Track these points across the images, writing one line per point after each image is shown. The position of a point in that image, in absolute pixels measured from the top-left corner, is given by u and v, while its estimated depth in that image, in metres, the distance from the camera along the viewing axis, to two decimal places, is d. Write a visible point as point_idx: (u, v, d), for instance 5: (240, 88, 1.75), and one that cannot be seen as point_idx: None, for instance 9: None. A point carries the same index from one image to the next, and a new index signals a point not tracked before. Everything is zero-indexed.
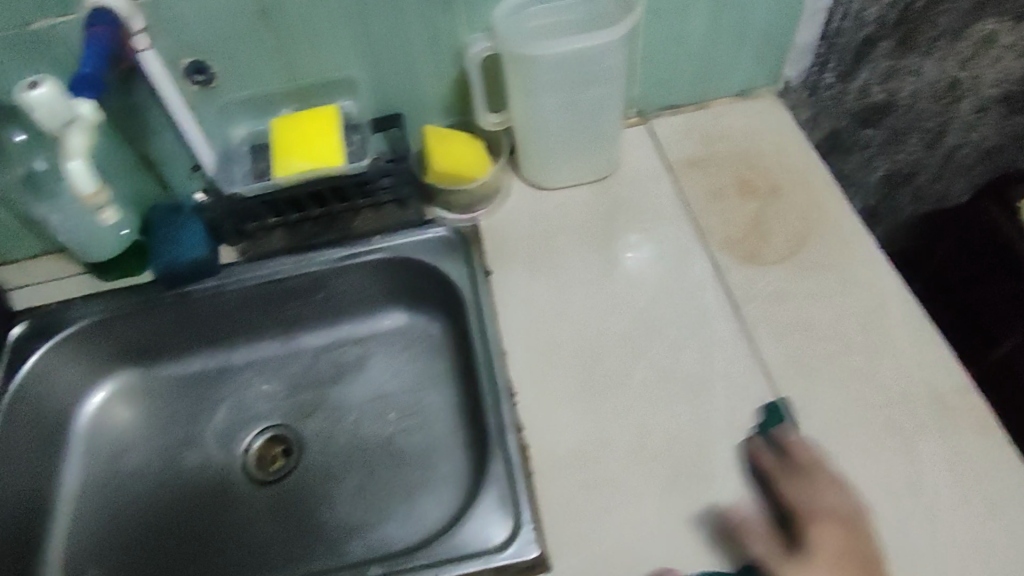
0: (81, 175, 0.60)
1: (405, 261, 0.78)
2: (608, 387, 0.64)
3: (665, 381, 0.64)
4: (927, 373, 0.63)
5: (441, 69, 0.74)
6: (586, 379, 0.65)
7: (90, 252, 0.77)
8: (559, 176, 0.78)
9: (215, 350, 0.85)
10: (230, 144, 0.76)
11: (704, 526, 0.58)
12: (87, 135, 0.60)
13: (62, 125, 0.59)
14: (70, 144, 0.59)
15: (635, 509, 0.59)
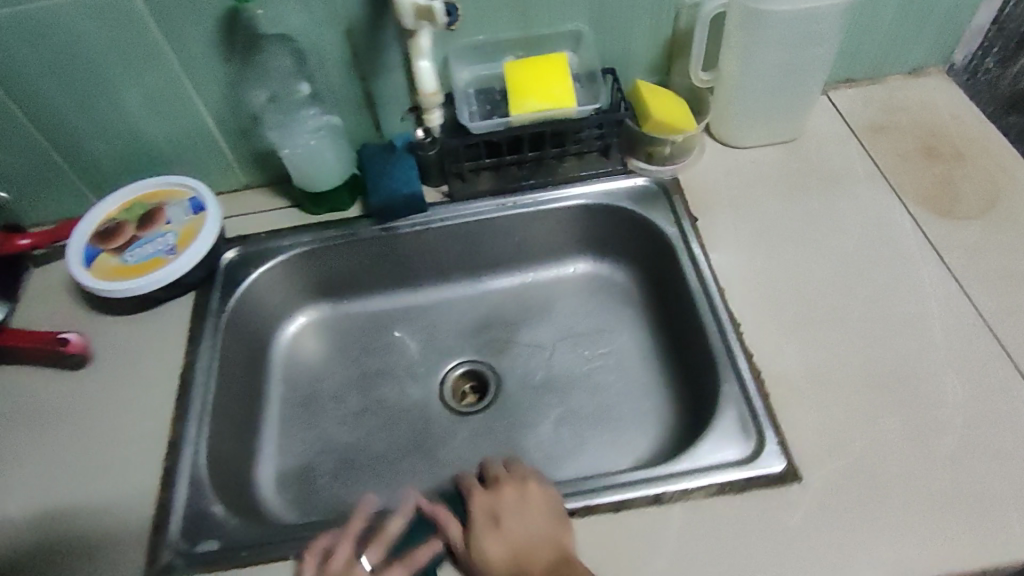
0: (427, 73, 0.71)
1: (604, 207, 0.83)
2: (829, 321, 0.70)
3: (882, 318, 0.69)
4: None
5: (657, 29, 0.79)
6: (806, 316, 0.70)
7: (311, 180, 0.82)
8: (753, 134, 0.82)
9: (405, 288, 0.91)
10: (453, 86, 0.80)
11: (948, 446, 0.61)
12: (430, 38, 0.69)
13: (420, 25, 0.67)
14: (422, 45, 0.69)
15: (876, 429, 0.62)
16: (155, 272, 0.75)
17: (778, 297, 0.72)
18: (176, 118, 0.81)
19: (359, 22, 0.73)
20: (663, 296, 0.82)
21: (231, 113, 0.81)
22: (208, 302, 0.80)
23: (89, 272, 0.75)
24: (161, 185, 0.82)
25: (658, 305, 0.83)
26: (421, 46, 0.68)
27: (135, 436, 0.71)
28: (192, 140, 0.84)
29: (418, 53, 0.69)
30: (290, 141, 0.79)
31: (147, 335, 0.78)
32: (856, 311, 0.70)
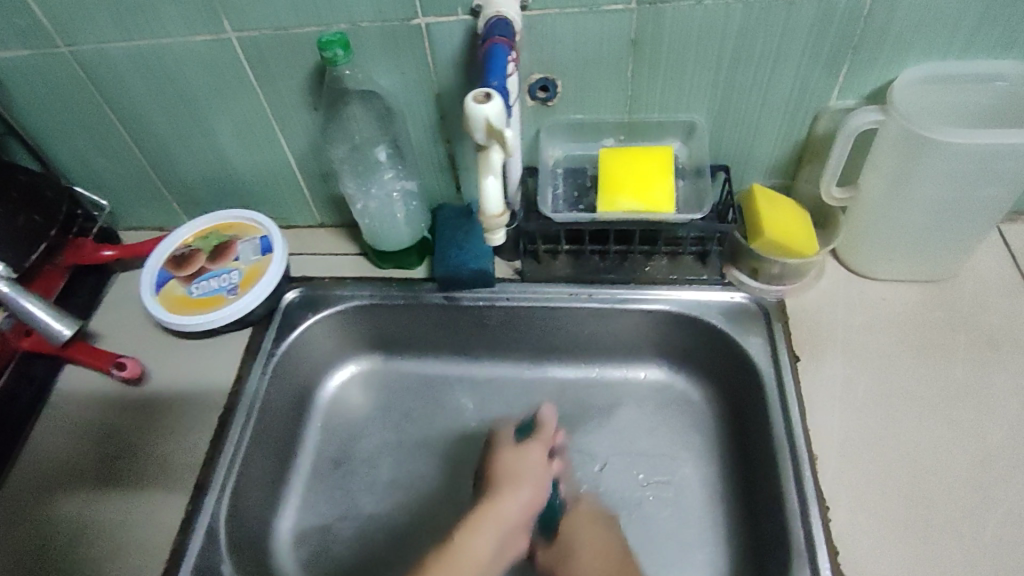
0: (492, 189, 0.61)
1: (691, 319, 0.72)
2: (939, 526, 0.57)
3: (1014, 545, 0.55)
4: None
5: (789, 130, 0.67)
6: (917, 516, 0.57)
7: (381, 237, 0.78)
8: (893, 267, 0.69)
9: (462, 357, 0.85)
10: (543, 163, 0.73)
11: None
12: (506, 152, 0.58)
13: (491, 140, 0.55)
14: (493, 161, 0.58)
15: None
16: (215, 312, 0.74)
17: (890, 478, 0.59)
18: (263, 156, 0.80)
19: (452, 86, 0.68)
20: (744, 436, 0.71)
21: (316, 158, 0.78)
22: (261, 342, 0.78)
23: (156, 300, 0.76)
24: (234, 217, 0.81)
25: (736, 445, 0.72)
26: (491, 162, 0.58)
27: (171, 471, 0.72)
28: (276, 177, 0.83)
29: (487, 170, 0.59)
30: (364, 196, 0.74)
31: (201, 369, 0.79)
32: (987, 523, 0.56)
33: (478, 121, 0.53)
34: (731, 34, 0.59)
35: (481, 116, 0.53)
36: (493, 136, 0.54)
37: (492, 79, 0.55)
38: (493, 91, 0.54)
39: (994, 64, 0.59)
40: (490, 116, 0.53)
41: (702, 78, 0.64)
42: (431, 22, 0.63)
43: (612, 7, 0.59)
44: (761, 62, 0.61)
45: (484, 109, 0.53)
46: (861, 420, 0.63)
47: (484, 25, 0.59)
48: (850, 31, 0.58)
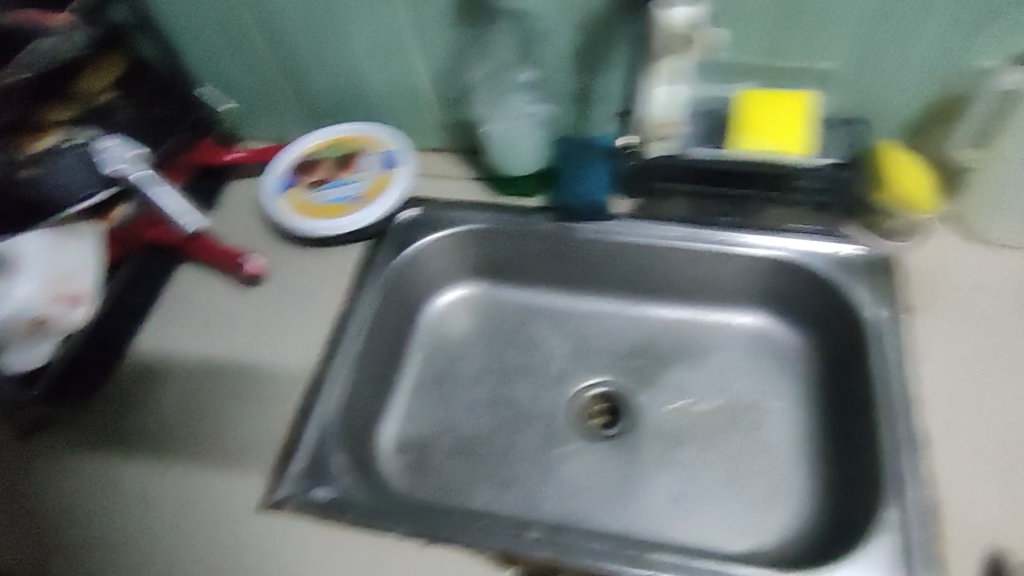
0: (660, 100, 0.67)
1: (803, 268, 0.75)
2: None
3: None
4: None
5: (921, 85, 0.69)
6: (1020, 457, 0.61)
7: (506, 162, 0.81)
8: (1008, 232, 0.72)
9: (563, 290, 0.88)
10: None
11: None
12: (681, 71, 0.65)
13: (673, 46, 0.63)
14: (667, 70, 0.64)
15: None
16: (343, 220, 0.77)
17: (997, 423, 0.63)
18: (395, 71, 0.82)
19: (600, 14, 0.70)
20: (843, 381, 0.74)
21: (447, 78, 0.81)
22: (377, 255, 0.81)
23: (282, 201, 0.78)
24: (355, 131, 0.83)
25: (833, 391, 0.75)
26: (665, 70, 0.64)
27: (280, 376, 0.73)
28: (400, 96, 0.85)
29: (657, 80, 0.66)
30: (494, 119, 0.78)
31: (293, 331, 0.76)
32: None
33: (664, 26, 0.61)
34: None
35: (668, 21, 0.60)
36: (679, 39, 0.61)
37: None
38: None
39: None
40: (686, 19, 0.60)
41: (851, 26, 0.66)
42: None
43: None
44: (913, 12, 0.63)
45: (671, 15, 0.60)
46: (967, 368, 0.66)
47: None
48: None
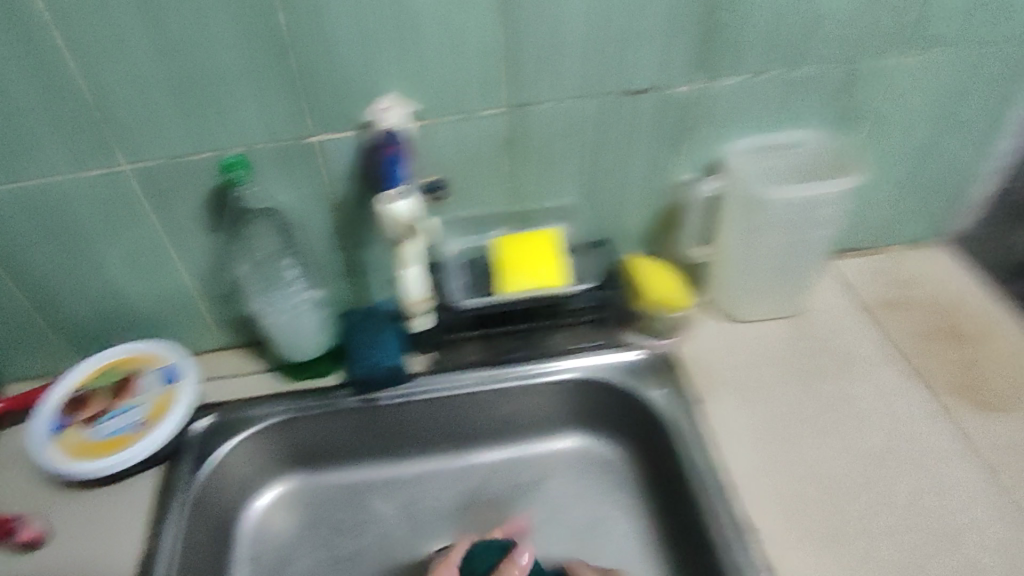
0: (415, 280, 0.72)
1: (599, 384, 0.79)
2: (866, 563, 0.59)
3: (918, 530, 0.61)
4: None
5: (651, 202, 0.78)
6: (837, 552, 0.60)
7: (289, 349, 0.79)
8: (759, 308, 0.79)
9: (386, 458, 0.86)
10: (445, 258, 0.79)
11: None
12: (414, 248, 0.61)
13: (410, 234, 0.69)
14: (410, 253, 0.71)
15: None
16: (151, 433, 0.72)
17: (805, 522, 0.62)
18: (160, 282, 0.79)
19: (346, 194, 0.73)
20: (667, 488, 0.75)
21: (215, 278, 0.79)
22: (173, 478, 0.74)
23: (53, 447, 0.72)
24: (112, 356, 0.80)
25: (659, 494, 0.77)
26: (408, 253, 0.71)
27: None
28: (174, 304, 0.82)
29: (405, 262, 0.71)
30: (273, 308, 0.76)
31: None
32: (893, 528, 0.61)
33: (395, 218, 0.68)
34: (590, 121, 0.70)
35: (398, 212, 0.68)
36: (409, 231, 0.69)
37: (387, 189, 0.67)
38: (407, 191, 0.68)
39: (795, 131, 0.73)
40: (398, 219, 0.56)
41: (570, 164, 0.74)
42: (323, 140, 0.69)
43: (488, 111, 0.68)
44: (617, 145, 0.73)
45: (399, 206, 0.68)
46: (771, 472, 0.66)
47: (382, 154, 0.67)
48: (685, 114, 0.70)
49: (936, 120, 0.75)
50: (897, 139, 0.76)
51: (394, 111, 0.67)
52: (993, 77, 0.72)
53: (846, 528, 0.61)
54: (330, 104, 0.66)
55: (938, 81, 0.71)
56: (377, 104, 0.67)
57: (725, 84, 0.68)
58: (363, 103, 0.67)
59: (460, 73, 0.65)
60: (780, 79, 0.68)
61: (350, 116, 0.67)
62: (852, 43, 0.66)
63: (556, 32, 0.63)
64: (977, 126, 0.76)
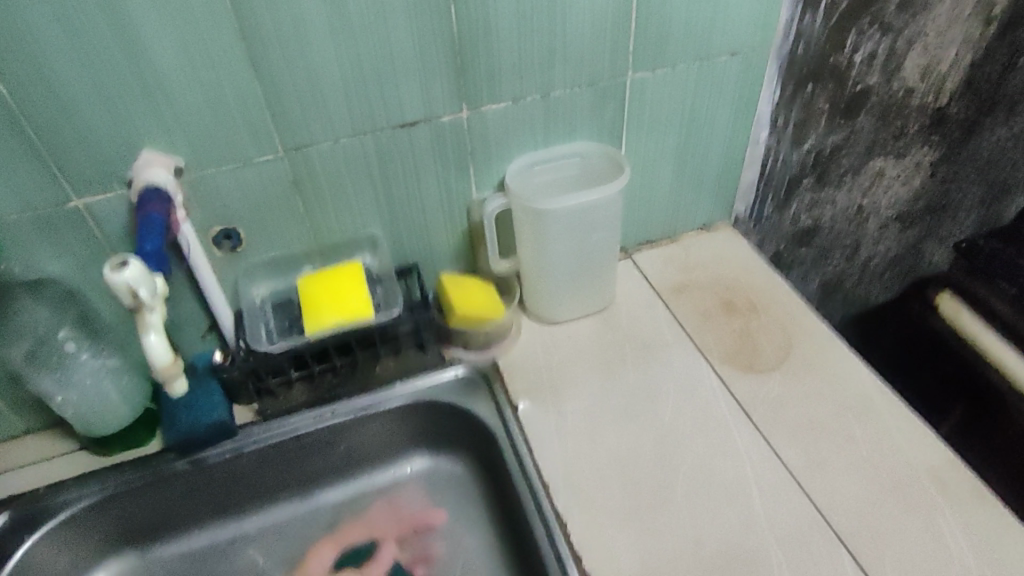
0: (158, 347, 0.59)
1: (428, 405, 0.80)
2: (657, 527, 0.65)
3: (711, 492, 0.67)
4: (937, 454, 0.68)
5: (453, 225, 0.81)
6: (640, 525, 0.66)
7: (92, 425, 0.74)
8: (567, 310, 0.84)
9: (226, 517, 0.82)
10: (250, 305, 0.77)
11: None
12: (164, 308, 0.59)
13: (143, 304, 0.56)
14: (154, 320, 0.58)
15: None
16: None
17: (606, 500, 0.68)
18: None
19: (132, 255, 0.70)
20: (503, 494, 0.78)
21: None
22: None
23: None
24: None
25: (499, 502, 0.79)
26: (149, 321, 0.58)
27: None
28: None
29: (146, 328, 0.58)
30: (63, 387, 0.71)
31: None
32: (681, 491, 0.68)
33: (120, 288, 0.54)
34: (372, 154, 0.72)
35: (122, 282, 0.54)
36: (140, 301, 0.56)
37: (143, 244, 0.60)
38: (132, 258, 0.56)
39: (571, 144, 0.79)
40: (130, 281, 0.54)
41: (365, 198, 0.75)
42: (90, 203, 0.66)
43: (265, 157, 0.68)
44: (405, 175, 0.75)
45: (123, 275, 0.54)
46: (581, 464, 0.71)
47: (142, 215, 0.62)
48: (462, 140, 0.74)
49: (691, 120, 0.83)
50: (662, 141, 0.84)
51: (157, 167, 0.64)
52: (729, 79, 0.82)
53: (650, 504, 0.67)
54: (91, 167, 0.64)
55: (683, 88, 0.80)
56: (138, 161, 0.64)
57: (491, 108, 0.73)
58: (127, 162, 0.65)
59: (226, 124, 0.65)
60: (541, 99, 0.74)
61: (116, 177, 0.65)
62: (596, 61, 0.73)
63: (313, 76, 0.65)
64: (727, 122, 0.86)
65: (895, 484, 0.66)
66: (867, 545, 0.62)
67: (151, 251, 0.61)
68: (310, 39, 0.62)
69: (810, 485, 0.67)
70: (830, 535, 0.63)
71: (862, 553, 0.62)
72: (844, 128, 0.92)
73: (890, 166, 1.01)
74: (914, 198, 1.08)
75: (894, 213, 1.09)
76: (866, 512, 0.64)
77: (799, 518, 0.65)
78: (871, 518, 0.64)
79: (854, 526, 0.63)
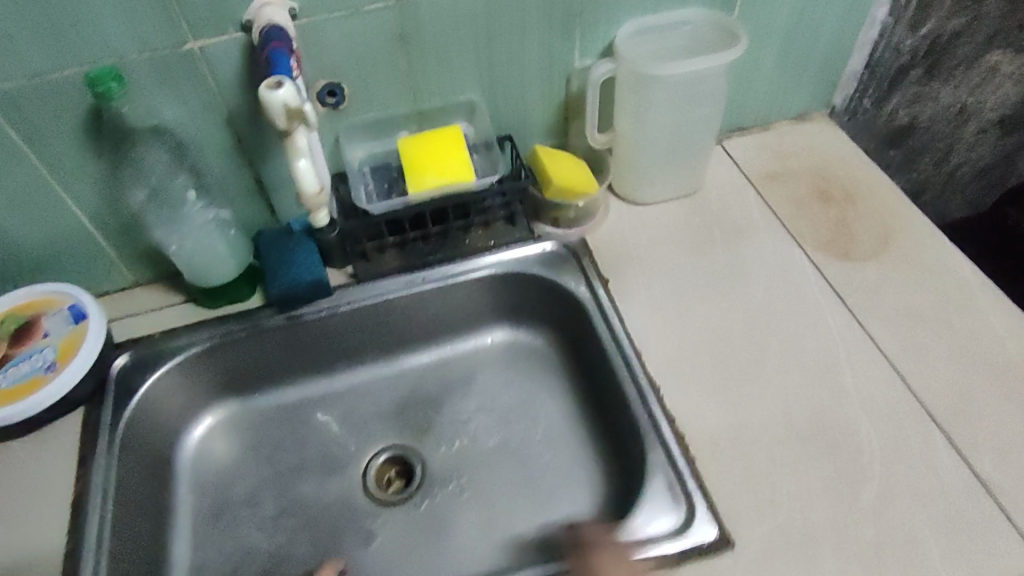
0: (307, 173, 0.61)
1: (515, 276, 0.82)
2: (745, 395, 0.68)
3: (802, 371, 0.69)
4: None
5: (550, 95, 0.79)
6: (729, 394, 0.68)
7: (201, 275, 0.78)
8: (656, 191, 0.83)
9: (318, 372, 0.87)
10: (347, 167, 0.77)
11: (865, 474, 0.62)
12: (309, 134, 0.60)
13: (294, 124, 0.57)
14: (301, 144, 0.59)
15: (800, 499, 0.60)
16: (60, 375, 0.72)
17: (697, 370, 0.70)
18: (47, 222, 0.74)
19: (240, 106, 0.71)
20: (585, 364, 0.81)
21: (110, 211, 0.75)
22: (98, 416, 0.74)
23: None
24: (6, 305, 0.78)
25: (580, 371, 0.82)
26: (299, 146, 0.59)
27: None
28: (69, 245, 0.78)
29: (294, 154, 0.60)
30: (178, 234, 0.74)
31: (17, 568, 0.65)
32: (771, 366, 0.70)
33: (276, 106, 0.55)
34: (479, 15, 0.70)
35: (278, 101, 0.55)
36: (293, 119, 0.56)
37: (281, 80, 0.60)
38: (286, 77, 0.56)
39: (679, 12, 0.75)
40: (285, 100, 0.55)
41: (467, 60, 0.73)
42: (205, 46, 0.65)
43: (374, 6, 0.66)
44: (510, 37, 0.73)
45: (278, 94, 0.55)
46: (670, 335, 0.73)
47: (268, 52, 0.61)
48: (571, 2, 0.71)
49: None
50: (774, 15, 0.79)
51: (274, 6, 0.63)
52: None
53: (739, 377, 0.69)
54: (207, 8, 0.63)
55: None
56: (254, 5, 0.63)
57: None
58: (242, 5, 0.64)
59: None
60: None
61: (230, 22, 0.64)
62: None
63: None
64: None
65: (991, 370, 0.67)
66: (957, 425, 0.64)
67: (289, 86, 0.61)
68: None
69: (904, 367, 0.68)
70: (921, 415, 0.65)
71: (953, 434, 0.63)
72: (969, 11, 0.86)
73: (1007, 63, 0.95)
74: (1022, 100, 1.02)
75: (997, 118, 1.03)
76: (962, 398, 0.65)
77: (892, 396, 0.66)
78: (963, 402, 0.65)
79: (942, 404, 0.65)
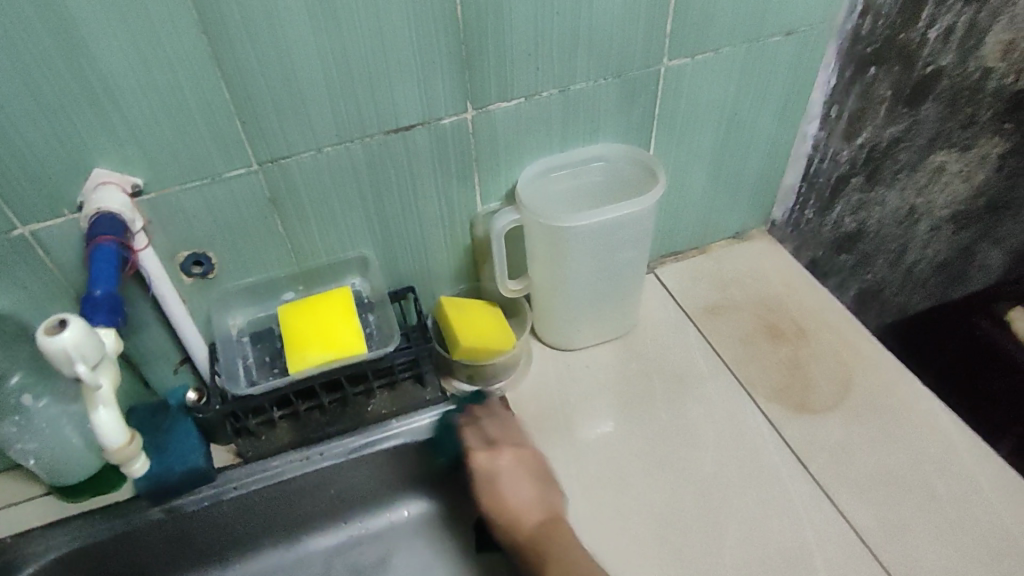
0: (111, 423, 0.50)
1: (432, 445, 0.70)
2: None
3: (766, 565, 0.57)
4: None
5: (454, 242, 0.71)
6: None
7: (54, 472, 0.66)
8: (586, 336, 0.74)
9: (207, 568, 0.73)
10: (224, 336, 0.68)
11: None
12: (116, 377, 0.50)
13: (87, 372, 0.47)
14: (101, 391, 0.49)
15: None
16: None
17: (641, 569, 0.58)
18: None
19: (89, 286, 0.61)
20: None
21: None
22: None
23: None
24: None
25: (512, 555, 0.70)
26: (99, 394, 0.49)
27: None
28: None
29: (94, 403, 0.49)
30: (19, 432, 0.62)
31: None
32: (727, 560, 0.58)
33: (58, 355, 0.45)
34: (361, 172, 0.62)
35: (60, 347, 0.45)
36: (82, 368, 0.46)
37: (94, 288, 0.52)
38: (75, 317, 0.47)
39: (589, 147, 0.68)
40: (71, 347, 0.45)
41: (354, 216, 0.65)
42: (35, 230, 0.56)
43: (235, 173, 0.59)
44: (401, 189, 0.65)
45: (60, 339, 0.45)
46: (607, 520, 0.61)
47: (93, 244, 0.53)
48: (466, 147, 0.64)
49: (731, 117, 0.72)
50: (697, 141, 0.72)
51: (112, 187, 0.55)
52: (779, 66, 0.70)
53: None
54: (31, 186, 0.54)
55: (726, 76, 0.68)
56: (89, 183, 0.55)
57: (501, 107, 0.62)
58: (75, 181, 0.55)
59: (189, 135, 0.55)
60: (560, 97, 0.63)
61: (63, 200, 0.55)
62: (626, 50, 0.62)
63: (289, 77, 0.54)
64: (775, 118, 0.74)
65: (984, 552, 0.56)
66: None
67: (103, 297, 0.52)
68: (284, 28, 0.51)
69: (882, 554, 0.57)
70: None
71: None
72: (906, 118, 0.80)
73: (952, 160, 0.88)
74: (974, 196, 0.92)
75: (947, 216, 0.94)
76: None
77: None
78: None
79: None
